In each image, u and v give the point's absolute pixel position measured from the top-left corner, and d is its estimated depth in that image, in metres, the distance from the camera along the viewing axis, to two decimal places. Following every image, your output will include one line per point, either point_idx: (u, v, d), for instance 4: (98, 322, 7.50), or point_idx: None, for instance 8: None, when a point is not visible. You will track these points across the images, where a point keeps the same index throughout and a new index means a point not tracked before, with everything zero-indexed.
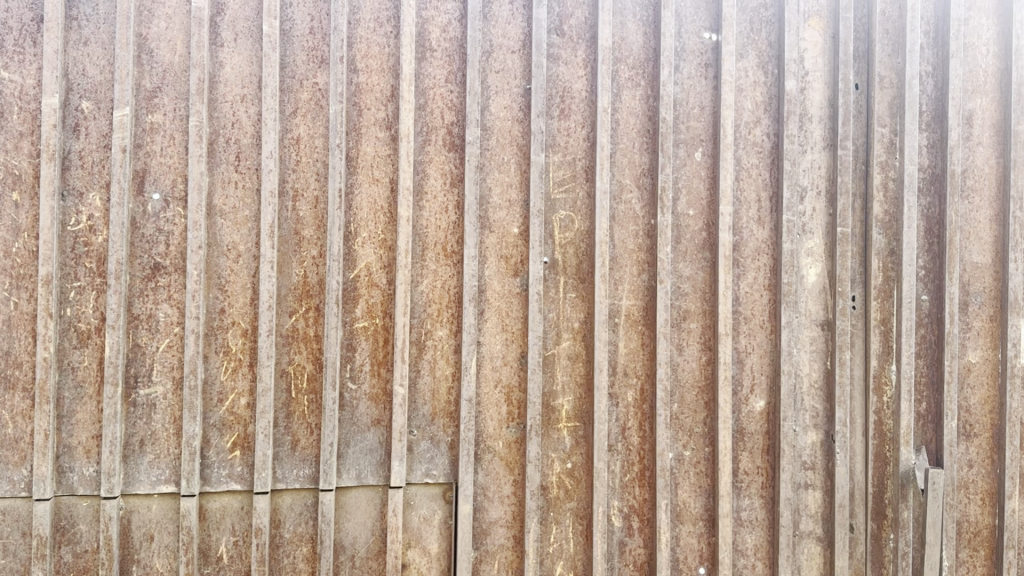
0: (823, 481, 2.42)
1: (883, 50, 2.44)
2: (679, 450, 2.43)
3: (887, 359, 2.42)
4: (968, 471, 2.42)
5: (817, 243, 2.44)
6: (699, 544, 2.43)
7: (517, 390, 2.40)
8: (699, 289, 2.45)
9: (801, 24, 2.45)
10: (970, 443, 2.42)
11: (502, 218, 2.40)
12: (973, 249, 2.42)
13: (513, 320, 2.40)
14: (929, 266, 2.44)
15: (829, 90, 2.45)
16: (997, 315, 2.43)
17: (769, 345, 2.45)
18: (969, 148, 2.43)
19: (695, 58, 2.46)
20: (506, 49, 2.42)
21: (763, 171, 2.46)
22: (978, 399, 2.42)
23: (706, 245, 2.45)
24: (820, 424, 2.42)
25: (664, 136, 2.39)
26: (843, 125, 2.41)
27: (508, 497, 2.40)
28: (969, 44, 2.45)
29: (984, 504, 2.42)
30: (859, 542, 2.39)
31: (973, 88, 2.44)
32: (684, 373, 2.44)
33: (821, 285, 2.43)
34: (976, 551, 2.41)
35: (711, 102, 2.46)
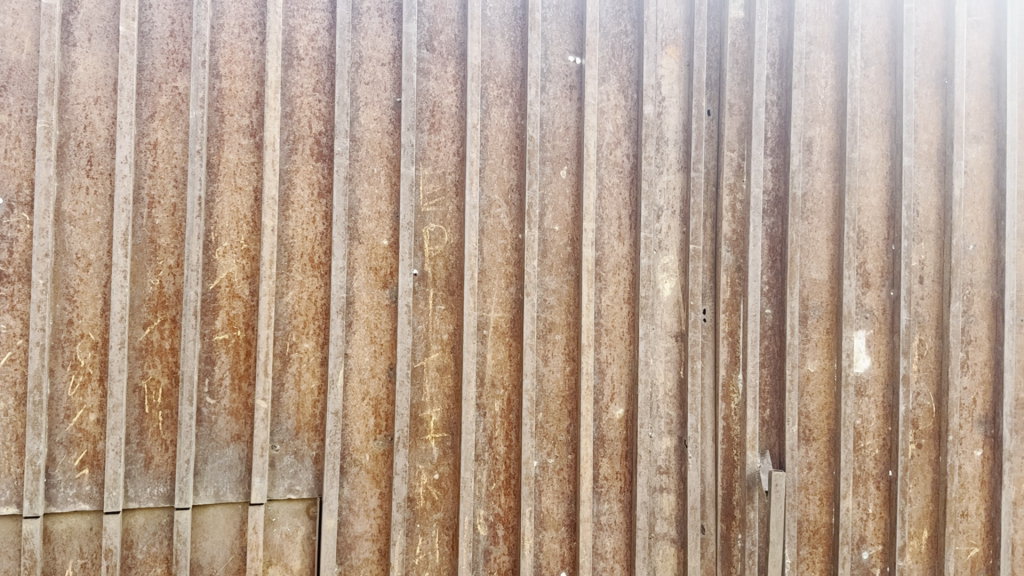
0: (677, 484, 2.55)
1: (732, 79, 2.61)
2: (543, 458, 2.50)
3: (734, 368, 2.58)
4: (808, 473, 2.59)
5: (671, 259, 2.58)
6: (561, 549, 2.51)
7: (384, 402, 2.40)
8: (564, 302, 2.53)
9: (658, 52, 2.59)
10: (810, 446, 2.60)
11: (371, 229, 2.40)
12: (811, 266, 2.62)
13: (381, 332, 2.40)
14: (772, 282, 2.61)
15: (683, 116, 2.60)
16: (833, 327, 2.62)
17: (628, 356, 2.56)
18: (809, 173, 2.62)
19: (560, 80, 2.55)
20: (376, 62, 2.43)
21: (623, 190, 2.58)
22: (816, 406, 2.61)
23: (570, 259, 2.54)
24: (674, 430, 2.56)
25: (531, 153, 2.47)
26: (696, 148, 2.56)
27: (374, 511, 2.39)
28: (810, 75, 2.63)
29: (821, 504, 2.59)
30: (709, 542, 2.53)
31: (813, 117, 2.63)
32: (549, 383, 2.51)
33: (676, 298, 2.58)
34: (815, 548, 2.58)
35: (575, 123, 2.56)
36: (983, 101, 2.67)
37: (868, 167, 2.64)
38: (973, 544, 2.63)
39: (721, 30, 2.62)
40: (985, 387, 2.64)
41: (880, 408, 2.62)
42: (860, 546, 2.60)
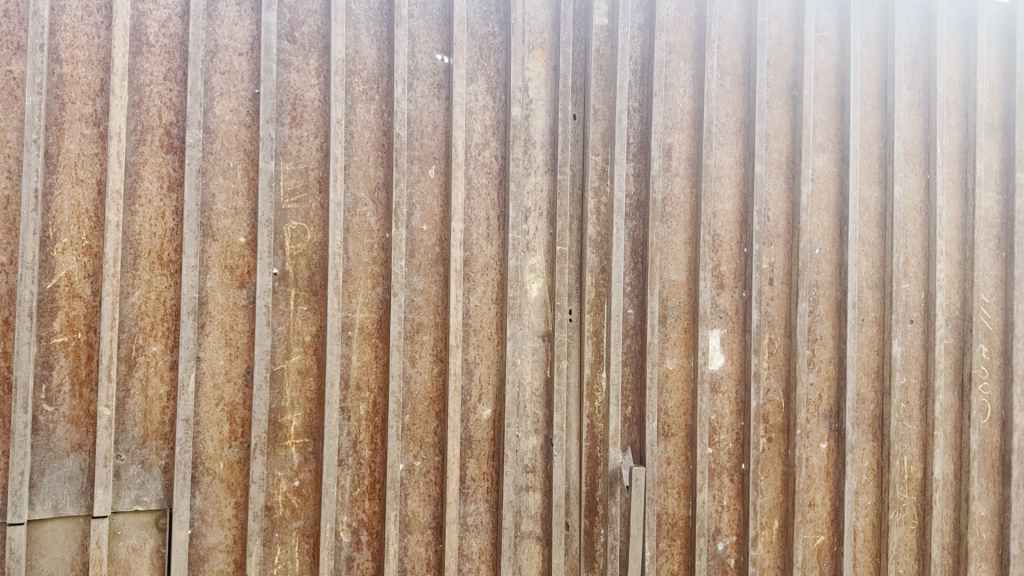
0: (542, 482, 2.58)
1: (597, 85, 2.66)
2: (410, 461, 2.46)
3: (598, 367, 2.63)
4: (667, 468, 2.68)
5: (539, 260, 2.60)
6: (426, 553, 2.48)
7: (240, 407, 2.29)
8: (431, 302, 2.50)
9: (525, 55, 2.60)
10: (668, 441, 2.69)
11: (226, 226, 2.29)
12: (670, 268, 2.71)
13: (237, 334, 2.29)
14: (634, 283, 2.68)
15: (550, 119, 2.63)
16: (690, 327, 2.72)
17: (496, 356, 2.56)
18: (668, 178, 2.72)
19: (427, 78, 2.52)
20: (232, 51, 2.32)
21: (491, 191, 2.58)
22: (675, 402, 2.70)
23: (439, 259, 2.52)
24: (540, 429, 2.59)
25: (397, 151, 2.43)
26: (562, 151, 2.60)
27: (229, 521, 2.28)
28: (669, 84, 2.72)
29: (679, 497, 2.69)
30: (573, 538, 2.58)
31: (672, 124, 2.72)
32: (416, 385, 2.47)
33: (543, 299, 2.61)
34: (673, 541, 2.68)
35: (443, 122, 2.53)
36: (829, 113, 2.80)
37: (723, 173, 2.75)
38: (820, 533, 2.76)
39: (586, 36, 2.67)
40: (830, 382, 2.79)
41: (733, 404, 2.74)
42: (715, 537, 2.71)
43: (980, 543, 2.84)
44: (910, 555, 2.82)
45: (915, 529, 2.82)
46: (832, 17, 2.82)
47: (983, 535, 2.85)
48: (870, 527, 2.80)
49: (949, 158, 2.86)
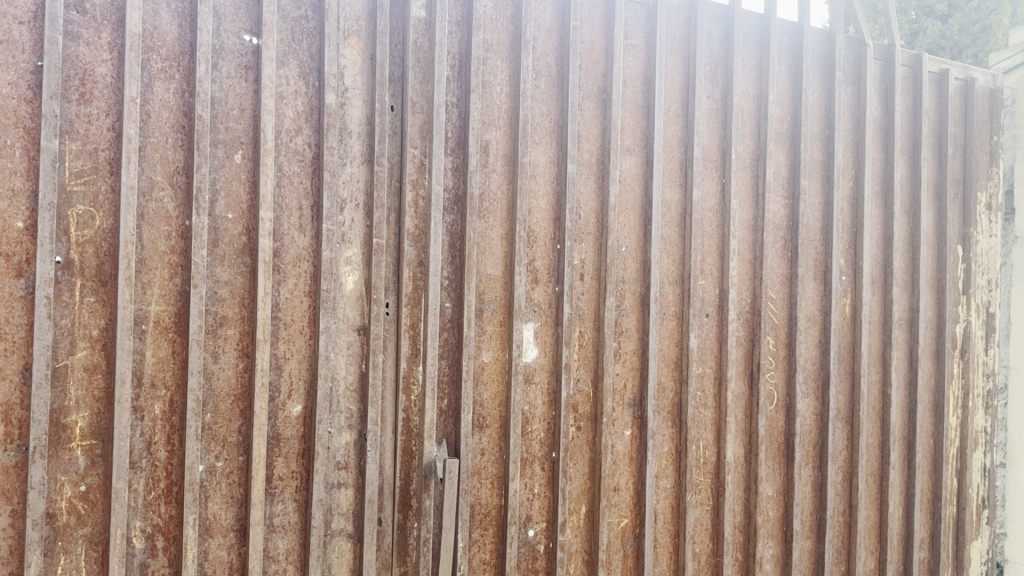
0: (355, 479, 2.54)
1: (414, 77, 2.62)
2: (211, 462, 2.35)
3: (414, 361, 2.60)
4: (480, 459, 2.69)
5: (355, 252, 2.54)
6: (229, 557, 2.38)
7: (17, 408, 2.09)
8: (237, 295, 2.39)
9: (340, 42, 2.53)
10: (483, 433, 2.69)
11: (2, 209, 2.08)
12: (487, 262, 2.70)
13: (14, 327, 2.09)
14: (451, 277, 2.66)
15: (366, 109, 2.57)
16: (506, 321, 2.72)
17: (307, 351, 2.48)
18: (485, 174, 2.70)
19: (234, 58, 2.39)
20: (12, 19, 2.10)
21: (304, 180, 2.48)
22: (490, 394, 2.70)
23: (245, 249, 2.40)
24: (354, 425, 2.53)
25: (199, 134, 2.29)
26: (379, 142, 2.54)
27: (3, 531, 2.08)
28: (486, 81, 2.69)
29: (492, 487, 2.70)
30: (385, 533, 2.56)
31: (489, 120, 2.70)
32: (219, 381, 2.35)
33: (358, 292, 2.54)
34: (486, 530, 2.70)
35: (251, 105, 2.42)
36: (636, 118, 2.85)
37: (537, 171, 2.77)
38: (623, 516, 2.83)
39: (403, 26, 2.62)
40: (634, 373, 2.86)
41: (546, 394, 2.77)
42: (526, 524, 2.74)
43: (768, 520, 2.93)
44: (705, 534, 2.91)
45: (710, 510, 2.91)
46: (640, 24, 2.85)
47: (770, 513, 2.93)
48: (669, 509, 2.88)
49: (743, 164, 2.93)
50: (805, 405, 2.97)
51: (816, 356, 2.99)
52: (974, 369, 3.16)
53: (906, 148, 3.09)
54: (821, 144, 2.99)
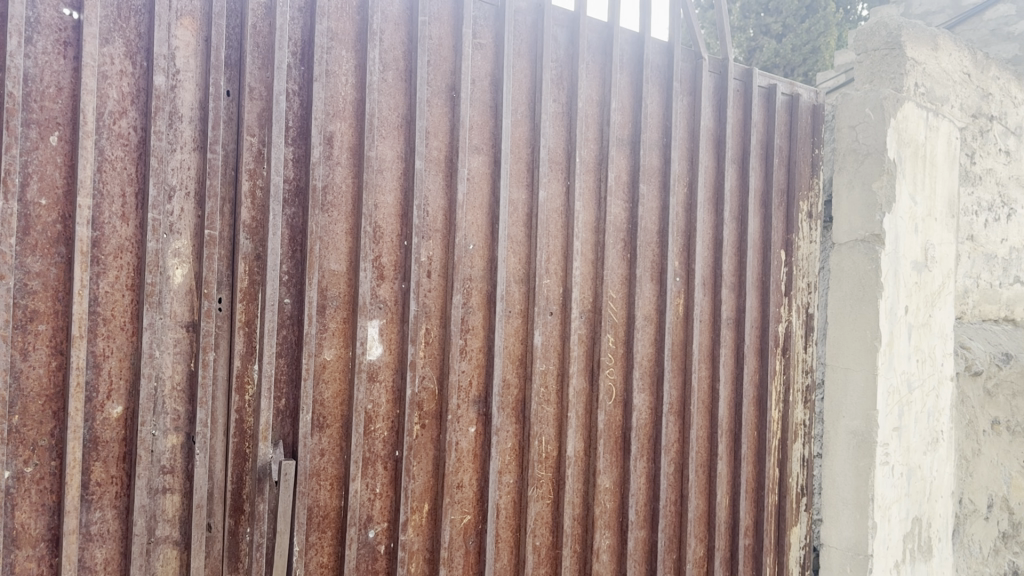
0: (182, 484, 2.37)
1: (253, 62, 2.44)
2: (18, 467, 2.14)
3: (250, 359, 2.44)
4: (319, 460, 2.52)
5: (184, 244, 2.37)
6: (39, 568, 2.18)
7: None
8: (50, 288, 2.17)
9: (172, 22, 2.34)
10: (323, 433, 2.53)
11: None
12: (330, 257, 2.52)
13: None
14: (291, 272, 2.52)
15: (200, 93, 2.39)
16: (350, 317, 2.56)
17: (130, 349, 2.29)
18: (329, 167, 2.52)
19: (50, 33, 2.17)
20: None
21: (129, 165, 2.29)
22: (330, 393, 2.54)
23: (60, 239, 2.19)
24: (181, 427, 2.35)
25: (9, 113, 2.07)
26: (213, 128, 2.37)
27: None
28: (330, 71, 2.53)
29: (331, 489, 2.55)
30: (216, 539, 2.39)
31: (334, 112, 2.53)
32: (28, 381, 2.14)
33: (188, 286, 2.37)
34: (324, 533, 2.55)
35: (69, 84, 2.20)
36: (484, 117, 2.79)
37: (384, 166, 2.61)
38: (466, 512, 2.75)
39: (241, 9, 2.45)
40: (479, 369, 2.77)
41: (390, 393, 2.63)
42: (366, 525, 2.60)
43: (605, 512, 2.97)
44: (545, 528, 2.88)
45: (550, 503, 2.90)
46: (489, 24, 2.79)
47: (607, 505, 2.98)
48: (511, 504, 2.83)
49: (586, 167, 2.96)
50: (641, 400, 3.05)
51: (652, 354, 3.10)
52: (794, 366, 3.40)
53: (736, 158, 3.26)
54: (658, 151, 3.10)
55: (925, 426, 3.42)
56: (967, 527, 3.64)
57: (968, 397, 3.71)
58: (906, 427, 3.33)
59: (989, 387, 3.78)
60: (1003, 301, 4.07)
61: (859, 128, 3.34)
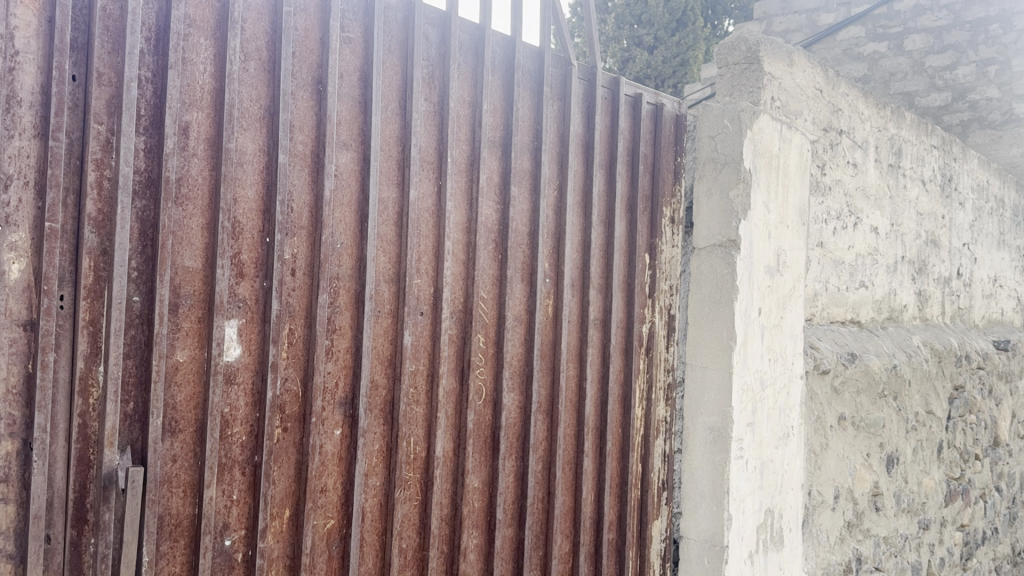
0: (18, 493, 2.04)
1: (103, 46, 2.13)
2: None
3: (95, 360, 2.14)
4: (171, 466, 2.26)
5: (21, 237, 2.04)
6: None
7: None
8: None
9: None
10: (175, 438, 2.27)
11: None
12: (184, 254, 2.26)
13: None
14: (140, 268, 2.20)
15: (41, 76, 2.06)
16: (205, 317, 2.31)
17: None
18: (184, 158, 2.26)
19: None
20: None
21: None
22: (183, 397, 2.27)
23: None
24: (16, 433, 2.03)
25: None
26: (55, 115, 2.05)
27: None
28: (186, 58, 2.27)
29: (184, 496, 2.29)
30: (55, 552, 2.07)
31: (190, 101, 2.27)
32: None
33: (25, 282, 2.04)
34: (176, 542, 2.28)
35: None
36: (353, 113, 2.57)
37: (244, 159, 2.37)
38: (329, 517, 2.53)
39: None
40: (346, 371, 2.56)
41: (248, 395, 2.38)
42: (222, 533, 2.35)
43: (472, 511, 2.89)
44: (412, 529, 2.73)
45: (418, 505, 2.74)
46: (358, 18, 2.58)
47: (475, 505, 2.90)
48: (377, 508, 2.64)
49: (457, 167, 2.85)
50: (510, 400, 3.00)
51: (522, 354, 3.05)
52: (657, 365, 3.52)
53: (604, 163, 3.33)
54: (529, 154, 3.08)
55: (777, 421, 3.61)
56: (815, 516, 3.88)
57: (816, 394, 3.93)
58: (758, 423, 3.50)
59: (835, 385, 4.05)
60: (849, 304, 4.37)
61: (718, 138, 3.49)
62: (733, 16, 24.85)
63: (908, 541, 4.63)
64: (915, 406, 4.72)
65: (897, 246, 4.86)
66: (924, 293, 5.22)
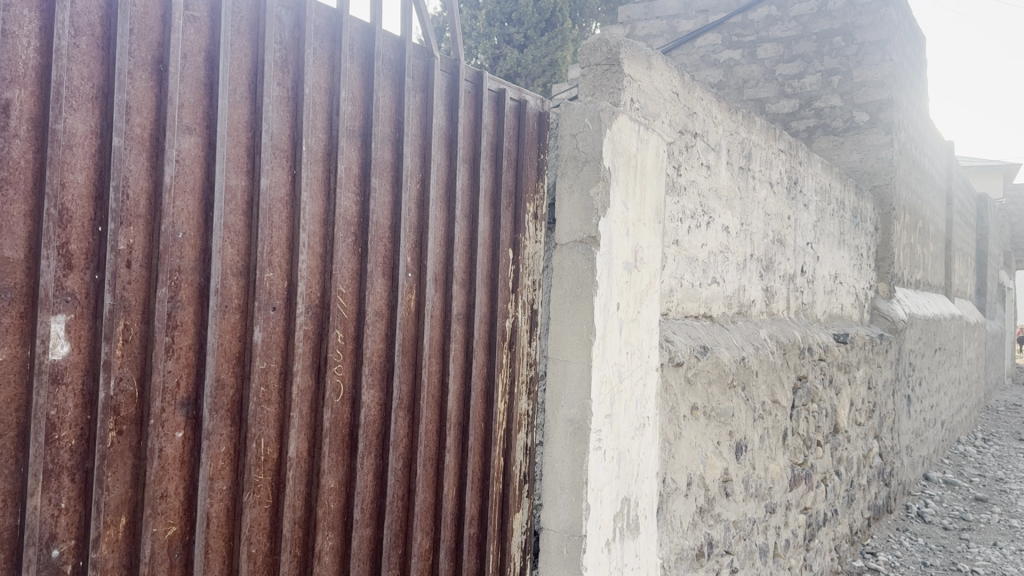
0: None
1: None
2: None
3: None
4: None
5: None
6: None
7: None
8: None
9: None
10: None
11: None
12: (3, 243, 2.02)
13: None
14: None
15: None
16: (27, 312, 2.07)
17: None
18: (3, 138, 2.02)
19: None
20: None
21: None
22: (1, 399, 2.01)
23: None
24: None
25: None
26: None
27: None
28: (6, 30, 2.03)
29: (4, 506, 2.02)
30: None
31: (11, 76, 2.04)
32: None
33: None
34: None
35: None
36: (198, 95, 2.40)
37: (74, 141, 2.15)
38: (171, 523, 2.35)
39: None
40: (188, 369, 2.39)
41: (78, 396, 2.15)
42: (48, 545, 2.10)
43: (328, 512, 2.77)
44: (262, 534, 2.59)
45: (269, 509, 2.60)
46: None
47: (331, 505, 2.79)
48: (224, 512, 2.48)
49: (313, 157, 2.71)
50: (370, 397, 2.91)
51: (382, 349, 2.96)
52: (520, 359, 3.55)
53: (467, 157, 3.30)
54: (390, 145, 2.98)
55: (632, 412, 3.72)
56: (669, 503, 4.02)
57: (671, 385, 4.08)
58: (616, 414, 3.60)
59: (688, 376, 4.21)
60: (702, 299, 4.57)
61: (579, 137, 3.55)
62: (597, 20, 25.62)
63: (756, 524, 4.89)
64: (762, 395, 4.99)
65: (747, 245, 5.12)
66: (770, 289, 5.53)
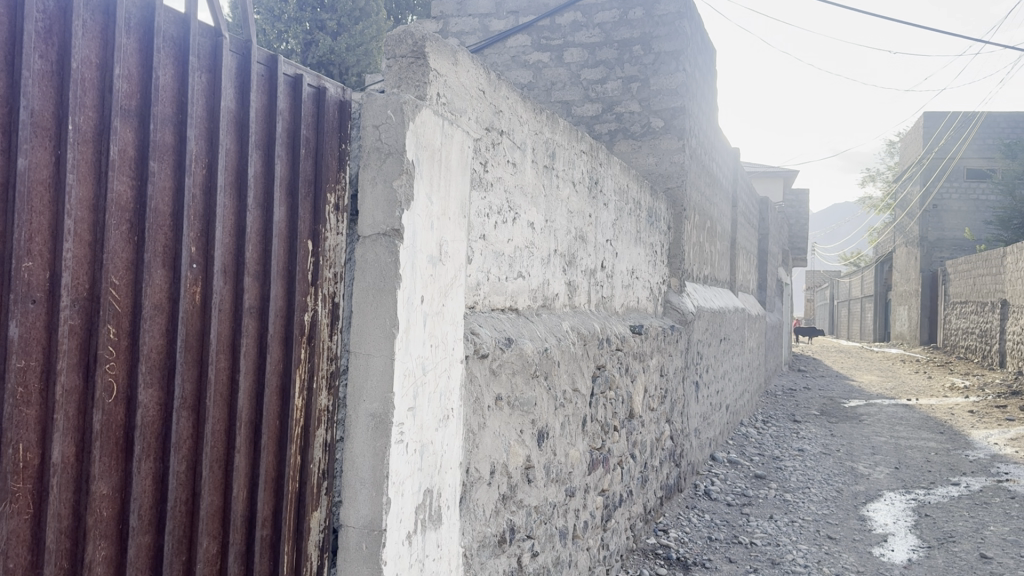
0: None
1: None
2: None
3: None
4: None
5: None
6: None
7: None
8: None
9: None
10: None
11: None
12: None
13: None
14: None
15: None
16: None
17: None
18: None
19: None
20: None
21: None
22: None
23: None
24: None
25: None
26: None
27: None
28: None
29: None
30: None
31: None
32: None
33: None
34: None
35: None
36: None
37: None
38: None
39: None
40: None
41: None
42: None
43: (100, 521, 2.58)
44: (22, 547, 2.36)
45: (29, 519, 2.38)
46: None
47: (103, 512, 2.59)
48: None
49: (81, 137, 2.50)
50: (147, 396, 2.73)
51: (164, 345, 2.79)
52: (320, 353, 3.48)
53: (259, 142, 3.19)
54: (172, 127, 2.81)
55: (436, 404, 3.77)
56: (472, 492, 4.11)
57: (475, 377, 4.16)
58: (419, 406, 3.62)
59: (493, 367, 4.32)
60: (508, 293, 4.70)
61: (382, 128, 3.56)
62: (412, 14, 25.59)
63: (556, 508, 5.11)
64: (564, 385, 5.22)
65: (550, 241, 5.32)
66: (572, 283, 5.79)
